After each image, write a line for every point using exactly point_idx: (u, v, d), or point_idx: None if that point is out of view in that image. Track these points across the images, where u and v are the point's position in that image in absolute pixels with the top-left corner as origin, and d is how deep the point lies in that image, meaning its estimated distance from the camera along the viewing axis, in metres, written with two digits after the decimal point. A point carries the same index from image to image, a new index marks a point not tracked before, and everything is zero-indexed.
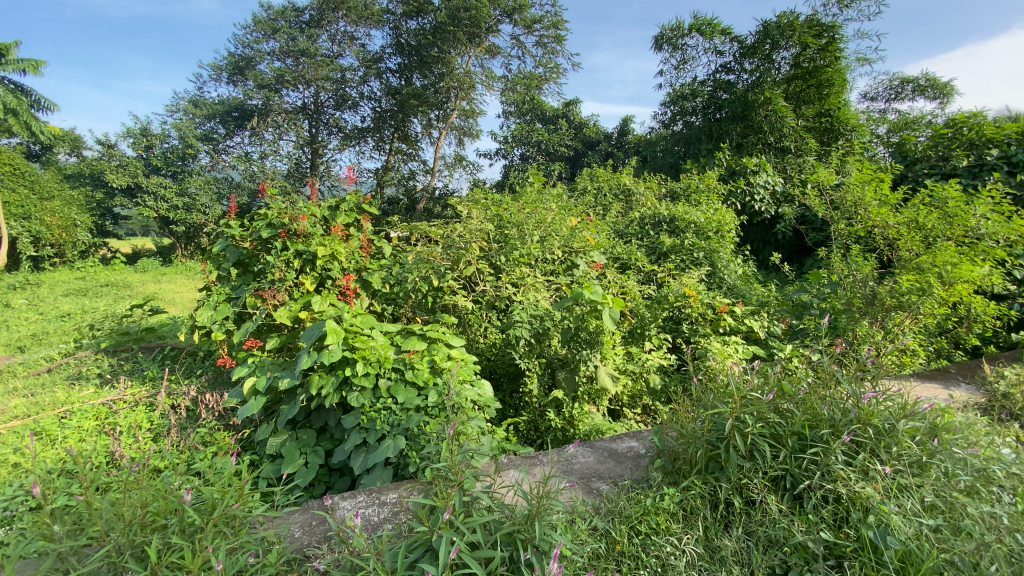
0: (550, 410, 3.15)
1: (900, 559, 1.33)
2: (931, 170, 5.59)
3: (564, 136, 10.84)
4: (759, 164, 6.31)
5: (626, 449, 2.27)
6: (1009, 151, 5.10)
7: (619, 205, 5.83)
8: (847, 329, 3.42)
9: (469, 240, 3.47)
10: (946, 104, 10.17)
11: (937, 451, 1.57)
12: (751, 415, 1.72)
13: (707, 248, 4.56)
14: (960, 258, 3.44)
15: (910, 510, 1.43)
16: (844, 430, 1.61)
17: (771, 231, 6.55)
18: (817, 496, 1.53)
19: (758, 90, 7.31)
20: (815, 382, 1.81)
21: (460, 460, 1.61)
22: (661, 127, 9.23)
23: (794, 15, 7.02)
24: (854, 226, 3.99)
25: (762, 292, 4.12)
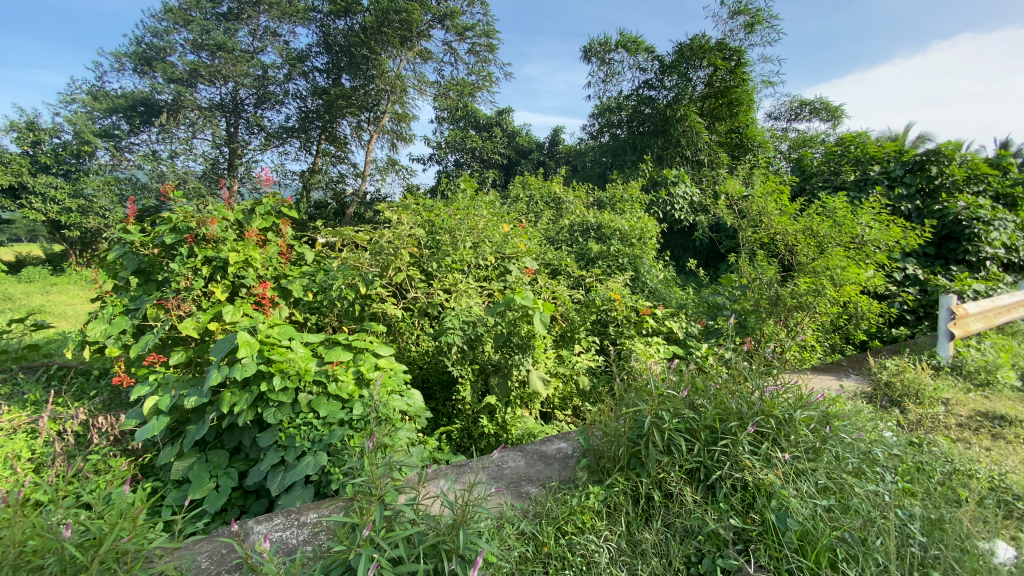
0: (483, 416, 3.14)
1: (798, 539, 1.43)
2: (824, 183, 6.20)
3: (498, 144, 10.90)
4: (677, 177, 6.75)
5: (555, 451, 2.33)
6: (888, 168, 5.79)
7: (550, 212, 5.96)
8: (755, 328, 3.72)
9: (398, 245, 3.40)
10: (837, 125, 11.36)
11: (828, 438, 1.73)
12: (668, 412, 1.80)
13: (631, 255, 4.75)
14: (848, 262, 3.83)
15: (806, 493, 1.55)
16: (749, 422, 1.73)
17: (689, 239, 6.94)
18: (726, 485, 1.62)
19: (676, 106, 7.81)
20: (727, 378, 1.94)
21: (383, 474, 1.55)
22: (590, 138, 9.54)
23: (705, 39, 7.63)
24: (759, 234, 4.36)
25: (680, 295, 4.39)
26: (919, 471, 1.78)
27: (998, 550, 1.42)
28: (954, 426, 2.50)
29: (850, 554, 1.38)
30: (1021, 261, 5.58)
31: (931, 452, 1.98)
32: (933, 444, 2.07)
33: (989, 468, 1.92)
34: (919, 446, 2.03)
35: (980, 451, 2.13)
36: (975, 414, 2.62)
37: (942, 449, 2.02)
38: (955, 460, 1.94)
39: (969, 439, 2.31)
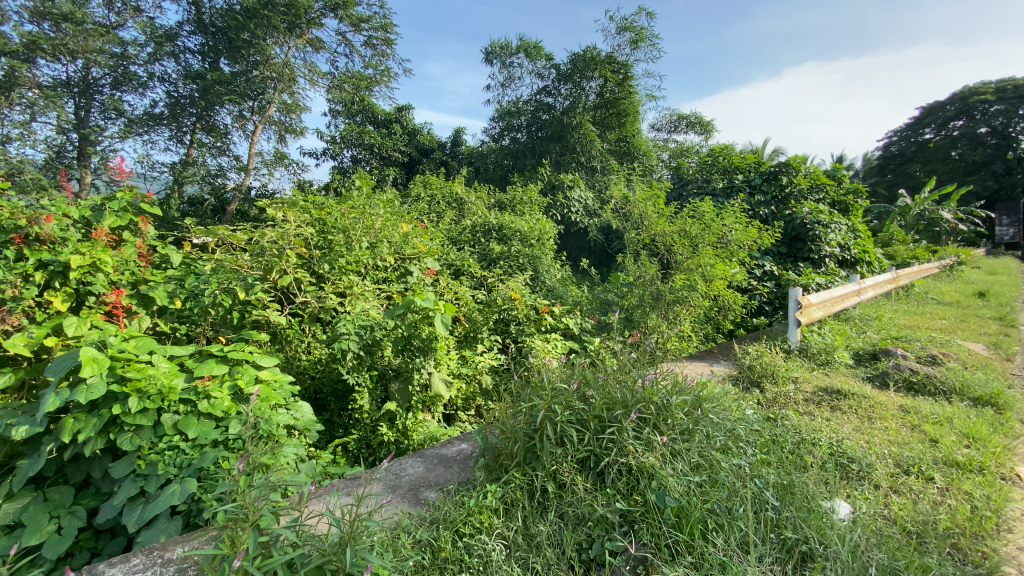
0: (382, 424, 3.02)
1: (675, 515, 1.55)
2: (699, 189, 6.86)
3: (399, 142, 10.56)
4: (573, 181, 7.09)
5: (456, 452, 2.32)
6: (750, 177, 6.58)
7: (452, 213, 5.90)
8: (641, 322, 4.01)
9: (283, 245, 3.15)
10: (710, 138, 12.64)
11: (700, 419, 1.90)
12: (560, 405, 1.88)
13: (530, 255, 4.87)
14: (717, 261, 4.28)
15: (681, 471, 1.69)
16: (632, 409, 1.85)
17: (584, 239, 7.25)
18: (613, 470, 1.72)
19: (571, 114, 8.18)
20: (614, 370, 2.07)
21: (258, 497, 1.43)
22: (490, 140, 9.59)
23: (596, 51, 8.07)
24: (641, 235, 4.73)
25: (576, 293, 4.59)
26: (774, 444, 2.03)
27: (834, 506, 1.66)
28: (802, 400, 2.89)
29: (718, 523, 1.53)
30: (852, 258, 6.62)
31: (784, 425, 2.27)
32: (785, 419, 2.38)
33: (827, 435, 2.24)
34: (775, 422, 2.32)
35: (821, 421, 2.48)
36: (818, 389, 3.05)
37: (792, 423, 2.33)
38: (803, 431, 2.23)
39: (812, 411, 2.68)
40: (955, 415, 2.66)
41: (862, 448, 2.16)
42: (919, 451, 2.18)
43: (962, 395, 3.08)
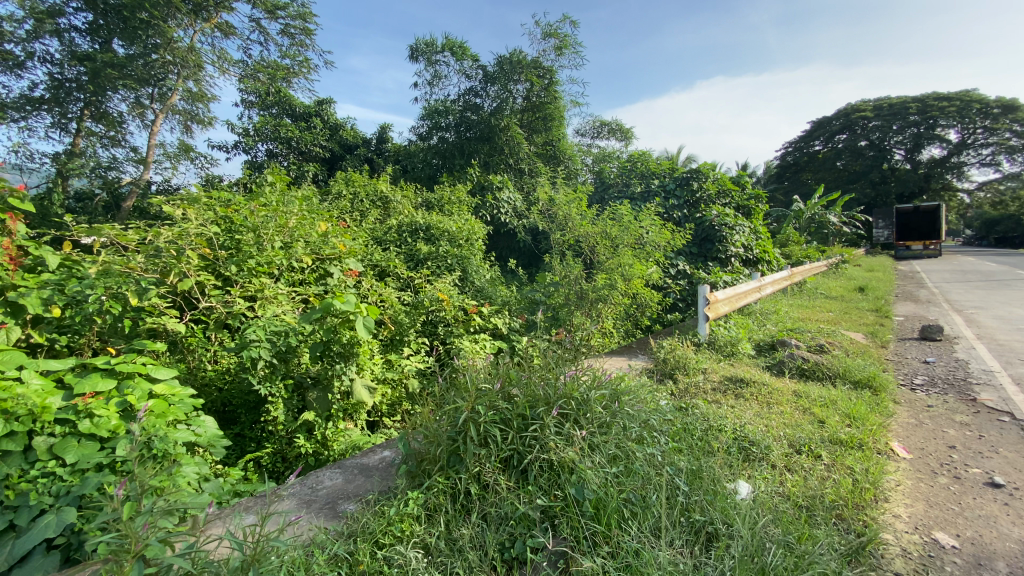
0: (299, 436, 2.87)
1: (593, 506, 1.60)
2: (620, 193, 7.17)
3: (319, 136, 10.00)
4: (502, 182, 7.11)
5: (378, 461, 2.26)
6: (665, 182, 6.98)
7: (376, 212, 5.69)
8: (567, 320, 4.12)
9: (183, 246, 2.89)
10: (629, 144, 13.26)
11: (618, 412, 1.98)
12: (484, 406, 1.87)
13: (458, 256, 4.79)
14: (636, 261, 4.48)
15: (599, 464, 1.74)
16: (554, 406, 1.90)
17: (513, 240, 7.31)
18: (536, 467, 1.74)
19: (499, 115, 8.21)
20: (537, 369, 2.10)
21: (145, 524, 1.31)
22: (417, 137, 9.33)
23: (522, 55, 8.18)
24: (566, 236, 4.85)
25: (505, 293, 4.59)
26: (685, 432, 2.17)
27: (737, 487, 1.80)
28: (710, 389, 3.11)
29: (633, 511, 1.60)
30: (754, 257, 7.23)
31: (693, 414, 2.43)
32: (695, 408, 2.55)
33: (731, 421, 2.43)
34: (686, 411, 2.48)
35: (727, 408, 2.68)
36: (724, 378, 3.30)
37: (701, 411, 2.50)
38: (711, 418, 2.41)
39: (719, 399, 2.89)
40: (839, 397, 2.99)
41: (761, 431, 2.36)
42: (809, 432, 2.42)
43: (844, 379, 3.46)
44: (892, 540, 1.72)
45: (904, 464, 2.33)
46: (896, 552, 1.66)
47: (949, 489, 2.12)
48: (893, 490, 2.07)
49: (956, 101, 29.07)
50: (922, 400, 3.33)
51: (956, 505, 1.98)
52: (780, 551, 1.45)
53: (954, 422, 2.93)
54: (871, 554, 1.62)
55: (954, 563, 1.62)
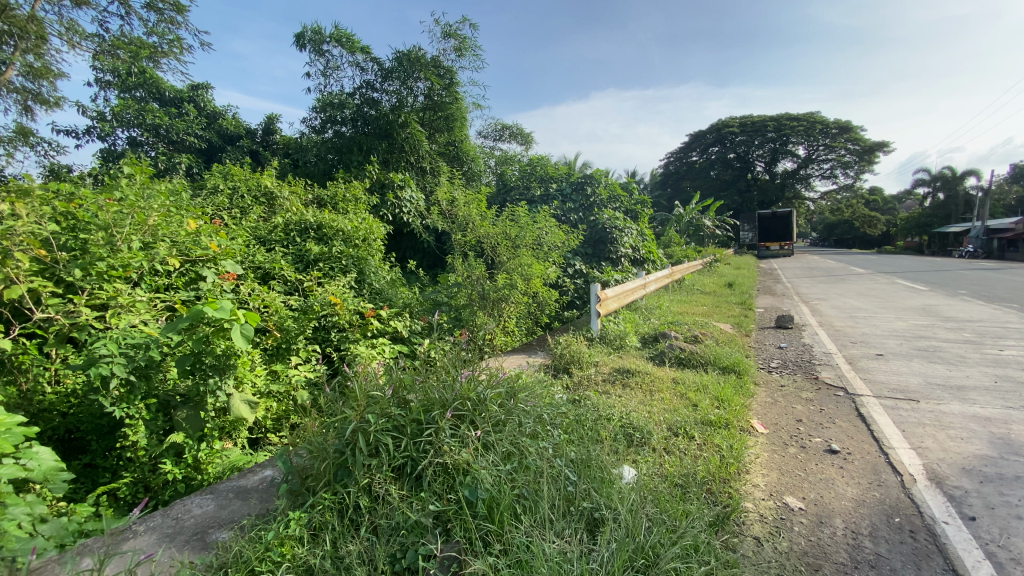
0: (166, 461, 2.54)
1: (486, 506, 1.60)
2: (522, 195, 7.30)
3: (193, 124, 8.91)
4: (404, 180, 6.84)
5: (257, 481, 2.08)
6: (562, 187, 7.28)
7: (260, 209, 5.19)
8: (469, 321, 4.10)
9: (10, 247, 2.40)
10: (529, 148, 13.63)
11: (512, 409, 2.01)
12: (375, 414, 1.80)
13: (354, 256, 4.52)
14: (535, 262, 4.57)
15: (493, 462, 1.75)
16: (449, 408, 1.88)
17: (416, 240, 7.15)
18: (430, 472, 1.69)
19: (398, 112, 7.95)
20: (430, 375, 2.07)
21: None
22: (309, 130, 8.68)
23: (420, 52, 8.01)
24: (467, 237, 4.84)
25: (405, 295, 4.44)
26: (577, 423, 2.26)
27: (623, 472, 1.91)
28: (600, 381, 3.29)
29: (525, 506, 1.63)
30: (641, 257, 7.80)
31: (586, 406, 2.55)
32: (587, 399, 2.67)
33: (619, 409, 2.59)
34: (579, 403, 2.60)
35: (615, 398, 2.85)
36: (613, 370, 3.51)
37: (592, 402, 2.63)
38: (601, 409, 2.54)
39: (609, 390, 3.07)
40: (709, 382, 3.33)
41: (644, 417, 2.54)
42: (685, 416, 2.65)
43: (715, 365, 3.86)
44: (752, 507, 1.94)
45: (762, 439, 2.66)
46: (756, 518, 1.87)
47: (797, 457, 2.45)
48: (754, 462, 2.34)
49: (802, 121, 33.66)
50: (776, 381, 3.82)
51: (803, 471, 2.30)
52: (659, 530, 1.56)
53: (801, 398, 3.40)
54: (734, 522, 1.83)
55: (800, 522, 1.87)
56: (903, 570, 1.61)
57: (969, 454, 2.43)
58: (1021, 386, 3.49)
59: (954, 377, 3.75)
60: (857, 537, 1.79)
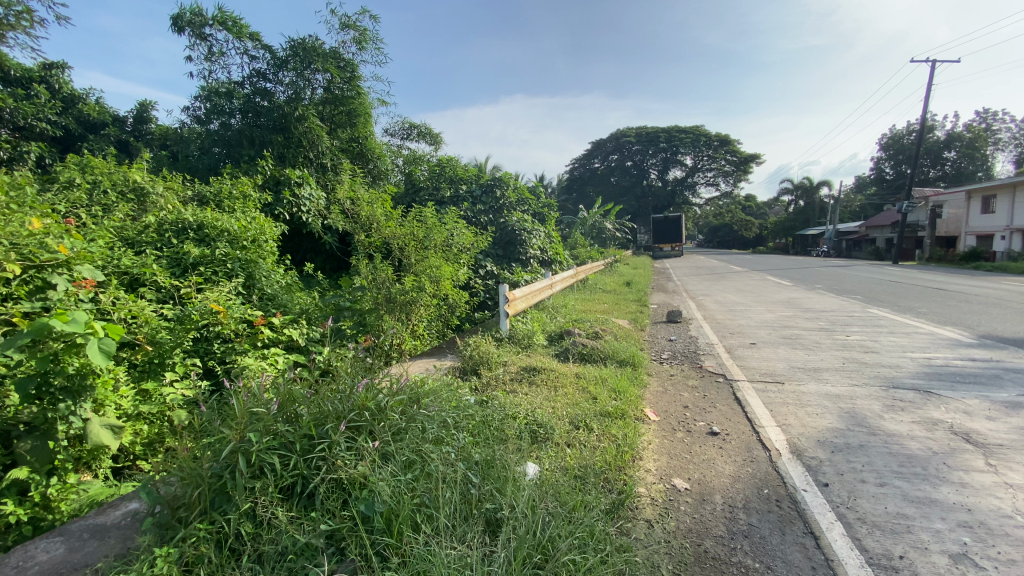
0: (5, 503, 2.13)
1: (384, 520, 1.54)
2: (431, 196, 7.05)
3: (45, 108, 7.62)
4: (302, 177, 6.40)
5: (117, 516, 1.82)
6: (472, 188, 7.25)
7: (128, 207, 4.56)
8: (375, 325, 3.93)
9: None
10: (437, 148, 13.45)
11: (414, 415, 1.96)
12: (258, 432, 1.65)
13: (242, 258, 4.10)
14: (443, 263, 4.48)
15: (391, 472, 1.69)
16: (343, 420, 1.78)
17: (316, 241, 6.75)
18: (323, 490, 1.59)
19: (295, 104, 7.37)
20: (323, 388, 1.96)
21: None
22: (191, 120, 7.84)
23: (318, 43, 7.59)
24: (373, 238, 4.63)
25: (302, 300, 4.17)
26: (483, 424, 2.26)
27: (526, 469, 1.94)
28: (508, 380, 3.32)
29: (425, 515, 1.59)
30: (549, 258, 8.02)
31: (492, 406, 2.55)
32: (494, 399, 2.69)
33: (525, 407, 2.64)
34: (486, 404, 2.60)
35: (521, 396, 2.90)
36: (521, 368, 3.57)
37: (499, 402, 2.65)
38: (508, 407, 2.57)
39: (516, 388, 3.12)
40: (608, 375, 3.52)
41: (548, 413, 2.61)
42: (586, 409, 2.76)
43: (613, 359, 4.08)
44: (645, 492, 2.07)
45: (653, 426, 2.85)
46: (647, 502, 2.00)
47: (683, 441, 2.66)
48: (646, 449, 2.50)
49: (689, 133, 36.84)
50: (667, 371, 4.13)
51: (688, 454, 2.50)
52: (558, 523, 1.60)
53: (687, 385, 3.72)
54: (628, 507, 1.93)
55: (685, 502, 2.03)
56: (770, 536, 1.81)
57: (823, 428, 2.80)
58: (863, 365, 4.11)
59: (812, 360, 4.31)
60: (734, 511, 1.98)
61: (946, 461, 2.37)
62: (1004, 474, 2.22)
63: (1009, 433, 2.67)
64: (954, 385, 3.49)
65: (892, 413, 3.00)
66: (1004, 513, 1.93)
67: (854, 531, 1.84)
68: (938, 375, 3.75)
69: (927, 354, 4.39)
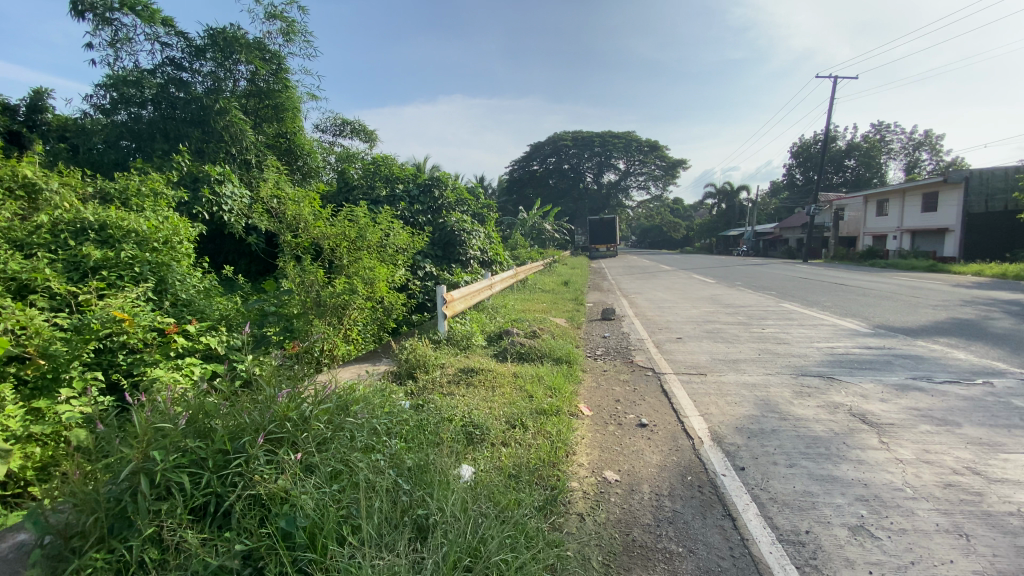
0: None
1: (307, 535, 1.47)
2: (365, 195, 6.82)
3: None
4: (223, 174, 6.01)
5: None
6: (409, 187, 7.07)
7: (15, 205, 4.02)
8: (304, 330, 3.75)
9: None
10: (373, 147, 13.07)
11: (340, 424, 1.90)
12: (164, 448, 1.53)
13: (153, 261, 3.74)
14: (377, 264, 4.32)
15: (315, 485, 1.62)
16: (262, 432, 1.69)
17: (240, 242, 6.35)
18: (238, 507, 1.50)
19: (214, 97, 6.90)
20: (240, 400, 1.85)
21: None
22: (93, 109, 7.12)
23: (239, 32, 7.16)
24: (300, 239, 4.28)
25: (222, 306, 3.95)
26: (418, 429, 2.22)
27: (460, 471, 1.93)
28: (445, 383, 3.27)
29: (352, 526, 1.53)
30: (489, 258, 8.01)
31: (428, 410, 2.52)
32: (430, 403, 2.65)
33: (461, 408, 2.62)
34: (421, 408, 2.56)
35: (458, 398, 2.87)
36: (458, 370, 3.53)
37: (435, 405, 2.61)
38: (444, 410, 2.53)
39: (453, 390, 3.08)
40: (544, 372, 3.58)
41: (485, 414, 2.61)
42: (522, 408, 2.78)
43: (550, 357, 4.15)
44: (578, 486, 2.12)
45: (587, 420, 2.93)
46: (580, 495, 2.05)
47: (615, 434, 2.75)
48: (579, 444, 2.56)
49: (622, 138, 38.30)
50: (601, 367, 4.26)
51: (619, 446, 2.59)
52: (490, 524, 1.60)
53: (619, 379, 3.87)
54: (561, 502, 1.96)
55: (615, 493, 2.10)
56: (693, 521, 1.90)
57: (741, 415, 3.00)
58: (776, 356, 4.44)
59: (732, 352, 4.61)
60: (660, 499, 2.07)
61: (846, 441, 2.60)
62: (894, 450, 2.48)
63: (898, 413, 2.98)
64: (853, 371, 3.85)
65: (801, 399, 3.26)
66: (895, 486, 2.14)
67: (767, 510, 1.97)
68: (840, 362, 4.12)
69: (831, 344, 4.81)
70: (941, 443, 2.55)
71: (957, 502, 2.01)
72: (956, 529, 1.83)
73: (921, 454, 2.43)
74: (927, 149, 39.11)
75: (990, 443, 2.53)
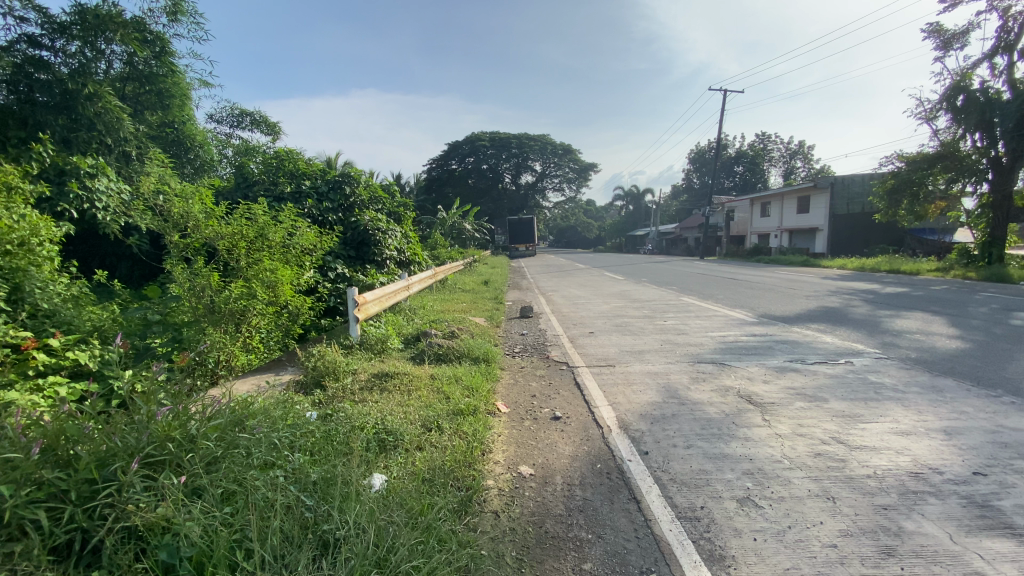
0: None
1: (192, 566, 1.34)
2: (267, 192, 6.37)
3: None
4: (95, 166, 5.30)
5: None
6: (316, 184, 6.69)
7: None
8: (195, 339, 3.43)
9: None
10: (276, 140, 12.27)
11: (233, 441, 1.76)
12: (10, 484, 1.31)
13: (6, 265, 3.14)
14: (279, 266, 3.99)
15: (203, 509, 1.48)
16: (137, 456, 1.52)
17: (118, 244, 5.66)
18: (109, 543, 1.33)
19: (82, 79, 6.05)
20: (111, 422, 1.64)
21: None
22: None
23: (113, 8, 6.34)
24: (189, 239, 3.84)
25: (96, 316, 3.53)
26: (324, 440, 2.12)
27: (370, 481, 1.87)
28: (357, 390, 3.14)
29: (246, 551, 1.42)
30: (406, 259, 7.82)
31: (337, 419, 2.41)
32: (339, 412, 2.53)
33: (373, 415, 2.53)
34: (329, 418, 2.44)
35: (372, 405, 2.77)
36: (371, 376, 3.41)
37: (345, 414, 2.50)
38: (354, 419, 2.43)
39: (366, 398, 2.97)
40: (461, 372, 3.56)
41: (400, 419, 2.54)
42: (439, 410, 2.74)
43: (468, 357, 4.15)
44: (492, 484, 2.14)
45: (503, 418, 2.97)
46: (494, 493, 2.06)
47: (530, 429, 2.81)
48: (496, 441, 2.58)
49: (537, 140, 39.28)
50: (517, 364, 4.33)
51: (534, 440, 2.65)
52: (399, 532, 1.56)
53: (535, 375, 3.96)
54: (475, 502, 1.97)
55: (529, 487, 2.14)
56: (601, 507, 1.99)
57: (645, 402, 3.19)
58: (676, 345, 4.79)
59: (638, 344, 4.90)
60: (571, 488, 2.14)
61: (735, 420, 2.87)
62: (774, 426, 2.77)
63: (778, 393, 3.34)
64: (742, 357, 4.25)
65: (698, 385, 3.54)
66: (775, 458, 2.40)
67: (667, 490, 2.12)
68: (731, 350, 4.53)
69: (724, 333, 5.28)
70: (813, 417, 2.90)
71: (825, 469, 2.29)
72: (824, 493, 2.09)
73: (796, 428, 2.74)
74: (801, 158, 44.09)
75: (851, 415, 2.92)
